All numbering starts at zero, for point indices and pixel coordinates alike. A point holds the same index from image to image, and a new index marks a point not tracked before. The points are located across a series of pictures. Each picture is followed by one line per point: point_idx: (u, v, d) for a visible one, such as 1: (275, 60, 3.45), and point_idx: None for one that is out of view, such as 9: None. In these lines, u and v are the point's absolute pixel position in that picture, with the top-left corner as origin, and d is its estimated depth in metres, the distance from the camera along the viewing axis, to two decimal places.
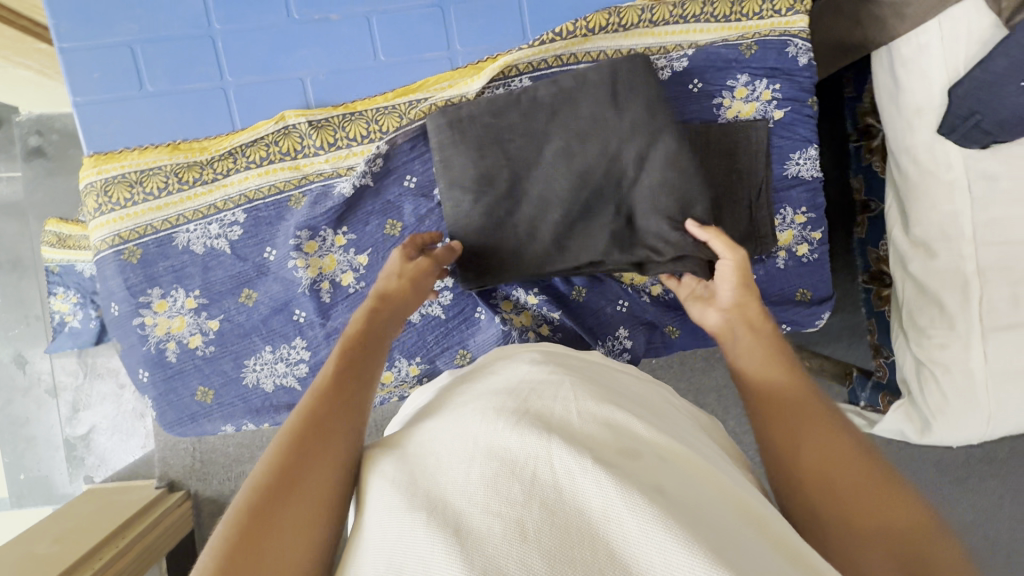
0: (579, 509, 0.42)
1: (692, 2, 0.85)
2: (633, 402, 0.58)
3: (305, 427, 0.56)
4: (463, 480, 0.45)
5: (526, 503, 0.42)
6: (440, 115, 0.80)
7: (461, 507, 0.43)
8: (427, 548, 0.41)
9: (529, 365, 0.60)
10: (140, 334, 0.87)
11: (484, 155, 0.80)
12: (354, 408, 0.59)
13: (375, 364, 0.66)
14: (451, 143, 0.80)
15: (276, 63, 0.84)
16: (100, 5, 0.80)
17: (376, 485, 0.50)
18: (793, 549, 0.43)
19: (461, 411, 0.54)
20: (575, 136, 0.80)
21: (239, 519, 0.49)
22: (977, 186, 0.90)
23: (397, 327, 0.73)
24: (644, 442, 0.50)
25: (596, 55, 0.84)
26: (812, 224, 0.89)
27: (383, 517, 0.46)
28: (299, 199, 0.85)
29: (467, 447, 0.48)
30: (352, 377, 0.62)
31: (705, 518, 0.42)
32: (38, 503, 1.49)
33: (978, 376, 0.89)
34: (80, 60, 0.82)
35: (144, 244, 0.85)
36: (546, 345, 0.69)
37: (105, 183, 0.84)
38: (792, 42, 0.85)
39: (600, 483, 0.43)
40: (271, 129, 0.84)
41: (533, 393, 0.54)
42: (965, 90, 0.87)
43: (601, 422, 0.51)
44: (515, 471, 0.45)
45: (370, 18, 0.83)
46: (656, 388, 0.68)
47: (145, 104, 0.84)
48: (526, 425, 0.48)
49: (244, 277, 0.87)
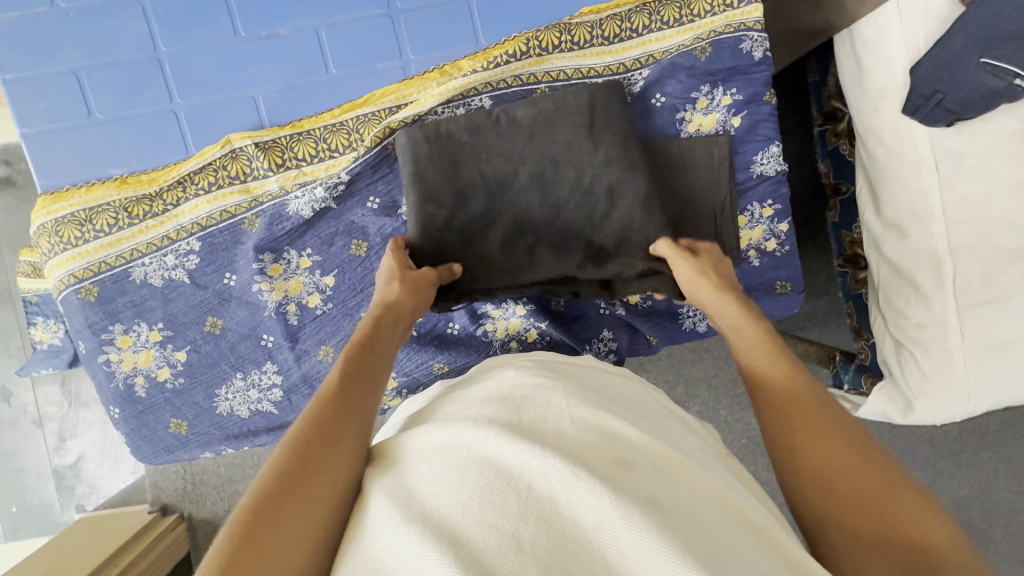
0: (572, 519, 0.42)
1: (640, 11, 0.84)
2: (625, 406, 0.57)
3: (312, 431, 0.57)
4: (457, 490, 0.45)
5: (521, 515, 0.42)
6: (417, 129, 0.80)
7: (454, 519, 0.43)
8: (420, 568, 0.40)
9: (519, 373, 0.61)
10: (106, 371, 0.86)
11: (459, 171, 0.79)
12: (361, 414, 0.61)
13: (380, 373, 0.68)
14: (428, 158, 0.79)
15: (226, 83, 0.83)
16: (43, 34, 0.79)
17: (377, 499, 0.50)
18: (791, 554, 0.43)
19: (452, 420, 0.54)
20: (532, 152, 0.79)
21: (243, 519, 0.49)
22: (944, 165, 0.89)
23: (400, 337, 0.75)
24: (639, 448, 0.50)
25: (554, 75, 0.84)
26: (778, 216, 0.87)
27: (377, 532, 0.46)
28: (253, 221, 0.84)
29: (460, 455, 0.48)
30: (358, 385, 0.64)
31: (700, 526, 0.42)
32: (32, 534, 1.48)
33: (955, 354, 0.89)
34: (25, 92, 0.81)
35: (100, 281, 0.84)
36: (539, 355, 0.69)
37: (55, 223, 0.83)
38: (746, 37, 0.84)
39: (595, 493, 0.42)
40: (217, 154, 0.84)
41: (525, 401, 0.54)
42: (925, 70, 0.86)
43: (592, 430, 0.51)
44: (510, 482, 0.44)
45: (319, 30, 0.82)
46: (641, 386, 0.68)
47: (96, 132, 0.83)
48: (519, 434, 0.48)
49: (207, 305, 0.86)
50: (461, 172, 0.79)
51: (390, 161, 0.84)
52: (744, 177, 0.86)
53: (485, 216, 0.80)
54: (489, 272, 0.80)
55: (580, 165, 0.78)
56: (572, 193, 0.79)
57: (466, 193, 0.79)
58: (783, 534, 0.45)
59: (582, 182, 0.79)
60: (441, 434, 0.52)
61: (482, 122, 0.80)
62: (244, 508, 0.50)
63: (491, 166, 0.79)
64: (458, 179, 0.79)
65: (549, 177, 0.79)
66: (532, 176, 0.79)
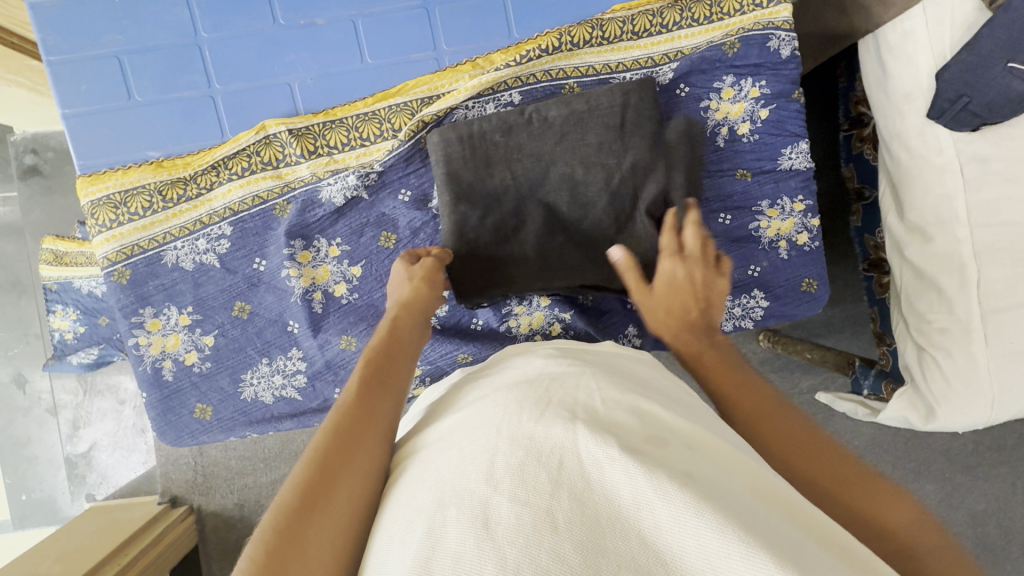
0: (607, 497, 0.42)
1: (670, 9, 0.85)
2: (655, 391, 0.57)
3: (329, 445, 0.55)
4: (487, 470, 0.45)
5: (554, 492, 0.42)
6: (450, 129, 0.80)
7: (485, 493, 0.43)
8: (456, 542, 0.40)
9: (546, 361, 0.61)
10: (135, 354, 0.87)
11: (492, 171, 0.80)
12: (378, 422, 0.60)
13: (398, 377, 0.67)
14: (461, 158, 0.79)
15: (263, 69, 0.84)
16: (87, 18, 0.80)
17: (405, 488, 0.50)
18: (827, 535, 0.42)
19: (480, 404, 0.54)
20: (564, 152, 0.79)
21: (264, 541, 0.47)
22: (970, 169, 0.89)
23: (418, 335, 0.74)
24: (670, 431, 0.49)
25: (584, 71, 0.84)
26: (810, 211, 0.87)
27: (408, 515, 0.45)
28: (284, 207, 0.85)
29: (490, 436, 0.48)
30: (375, 390, 0.63)
31: (733, 500, 0.42)
32: (41, 523, 1.48)
33: (980, 358, 0.88)
34: (67, 72, 0.82)
35: (133, 265, 0.85)
36: (564, 343, 0.69)
37: (91, 205, 0.84)
38: (774, 35, 0.84)
39: (628, 472, 0.42)
40: (252, 139, 0.85)
41: (554, 384, 0.54)
42: (952, 74, 0.87)
43: (625, 410, 0.51)
44: (542, 460, 0.45)
45: (356, 21, 0.83)
46: (671, 376, 0.67)
47: (134, 116, 0.84)
48: (551, 417, 0.48)
49: (236, 290, 0.87)
50: (492, 174, 0.80)
51: (421, 153, 0.84)
52: (774, 172, 0.87)
53: (514, 215, 0.80)
54: (519, 271, 0.81)
55: (613, 161, 0.78)
56: (605, 200, 0.79)
57: (495, 190, 0.80)
58: (816, 510, 0.44)
59: (611, 183, 0.78)
60: (472, 421, 0.52)
61: (513, 121, 0.80)
62: (264, 531, 0.48)
63: (523, 160, 0.80)
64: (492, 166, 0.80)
65: (579, 179, 0.79)
66: (564, 175, 0.79)
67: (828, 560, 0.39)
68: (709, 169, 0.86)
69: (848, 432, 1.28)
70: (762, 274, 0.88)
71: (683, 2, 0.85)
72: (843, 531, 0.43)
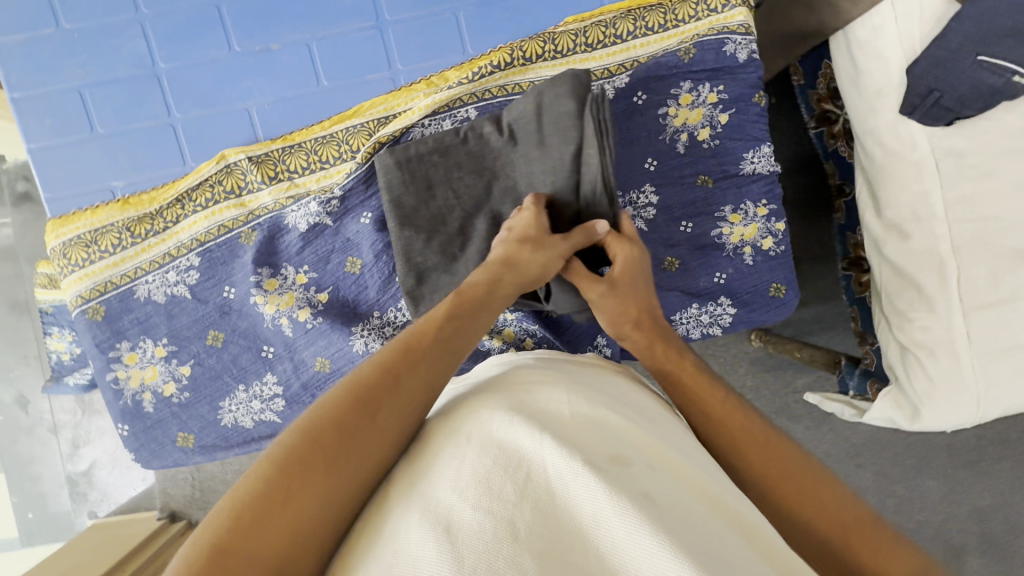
0: (569, 511, 0.42)
1: (623, 18, 0.84)
2: (625, 406, 0.56)
3: (390, 378, 0.55)
4: (454, 478, 0.45)
5: (517, 502, 0.42)
6: (389, 154, 0.80)
7: (451, 502, 0.43)
8: (418, 548, 0.40)
9: (528, 369, 0.59)
10: (114, 389, 0.89)
11: (434, 193, 0.80)
12: (427, 383, 0.56)
13: (460, 339, 0.61)
14: (400, 182, 0.80)
15: (221, 96, 0.85)
16: (48, 53, 0.82)
17: (395, 488, 0.49)
18: (780, 561, 0.42)
19: (460, 411, 0.54)
20: (503, 167, 0.79)
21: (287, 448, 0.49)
22: (944, 164, 0.87)
23: (498, 300, 0.67)
24: (634, 446, 0.49)
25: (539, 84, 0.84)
26: (775, 215, 0.86)
27: (380, 524, 0.46)
28: (250, 234, 0.86)
29: (461, 445, 0.48)
30: (436, 348, 0.59)
31: (689, 520, 0.42)
32: (47, 540, 1.52)
33: (963, 357, 0.86)
34: (32, 108, 0.84)
35: (106, 301, 0.87)
36: (542, 351, 0.69)
37: (63, 246, 0.86)
38: (729, 40, 0.83)
39: (590, 486, 0.42)
40: (213, 170, 0.85)
41: (526, 395, 0.53)
42: (921, 68, 0.85)
43: (589, 423, 0.50)
44: (508, 468, 0.44)
45: (311, 44, 0.84)
46: (642, 386, 0.67)
47: (97, 148, 0.86)
48: (521, 425, 0.48)
49: (207, 320, 0.88)
50: (434, 196, 0.80)
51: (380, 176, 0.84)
52: (737, 176, 0.86)
53: (459, 234, 0.80)
54: None
55: (533, 169, 0.76)
56: None
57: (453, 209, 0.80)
58: (772, 534, 0.45)
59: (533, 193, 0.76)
60: (449, 429, 0.51)
61: (449, 141, 0.80)
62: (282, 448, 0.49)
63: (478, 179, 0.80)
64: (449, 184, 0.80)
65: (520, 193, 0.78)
66: (507, 191, 0.79)
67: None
68: (670, 176, 0.86)
69: (843, 430, 1.26)
70: (729, 281, 0.87)
71: (637, 10, 0.84)
72: (795, 554, 0.44)
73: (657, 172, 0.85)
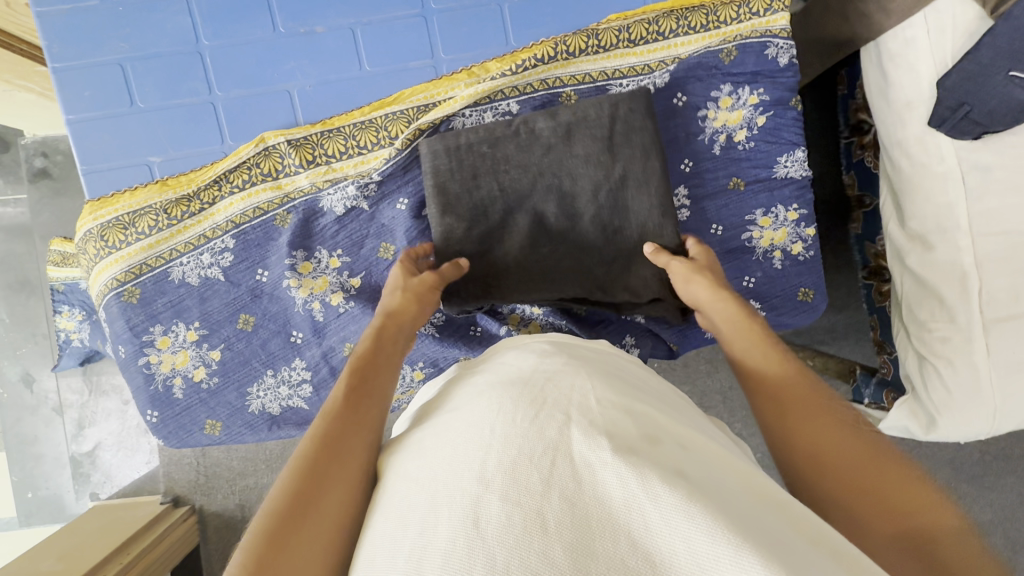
0: (598, 498, 0.40)
1: (666, 17, 0.85)
2: (652, 396, 0.55)
3: (333, 434, 0.55)
4: (479, 467, 0.43)
5: (545, 493, 0.41)
6: (438, 140, 0.80)
7: (476, 493, 0.41)
8: (447, 542, 0.39)
9: (541, 357, 0.57)
10: (146, 373, 0.88)
11: (479, 183, 0.80)
12: (366, 424, 0.57)
13: (383, 385, 0.63)
14: (448, 169, 0.79)
15: (263, 77, 0.86)
16: (92, 25, 0.82)
17: (401, 486, 0.47)
18: (839, 549, 0.39)
19: (475, 401, 0.52)
20: (550, 163, 0.80)
21: (252, 549, 0.45)
22: (971, 177, 0.88)
23: (407, 344, 0.72)
24: (665, 430, 0.48)
25: (580, 79, 0.85)
26: (805, 221, 0.87)
27: (396, 516, 0.44)
28: (285, 217, 0.86)
29: (483, 433, 0.46)
30: (363, 395, 0.60)
31: (726, 501, 0.40)
32: (47, 521, 1.51)
33: (982, 368, 0.87)
34: (71, 80, 0.84)
35: (142, 284, 0.86)
36: (559, 336, 0.67)
37: (100, 228, 0.86)
38: (772, 43, 0.84)
39: (621, 476, 0.41)
40: (251, 152, 0.86)
41: (548, 381, 0.51)
42: (952, 81, 0.86)
43: (618, 408, 0.48)
44: (535, 459, 0.43)
45: (355, 28, 0.85)
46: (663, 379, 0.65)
47: (136, 121, 0.86)
48: (545, 416, 0.46)
49: (239, 303, 0.87)
50: (479, 185, 0.80)
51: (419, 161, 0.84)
52: (769, 180, 0.87)
53: (500, 225, 0.80)
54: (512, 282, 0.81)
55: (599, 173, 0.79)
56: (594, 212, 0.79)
57: (480, 206, 0.80)
58: (811, 515, 0.42)
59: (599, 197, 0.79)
60: (464, 417, 0.50)
61: (500, 133, 0.80)
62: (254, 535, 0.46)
63: (523, 192, 0.80)
64: (491, 192, 0.80)
65: (566, 191, 0.80)
66: (549, 189, 0.80)
67: (836, 568, 0.37)
68: (704, 178, 0.87)
69: None
70: (758, 285, 0.88)
71: (679, 10, 0.85)
72: (833, 536, 0.41)
73: (691, 172, 0.87)
